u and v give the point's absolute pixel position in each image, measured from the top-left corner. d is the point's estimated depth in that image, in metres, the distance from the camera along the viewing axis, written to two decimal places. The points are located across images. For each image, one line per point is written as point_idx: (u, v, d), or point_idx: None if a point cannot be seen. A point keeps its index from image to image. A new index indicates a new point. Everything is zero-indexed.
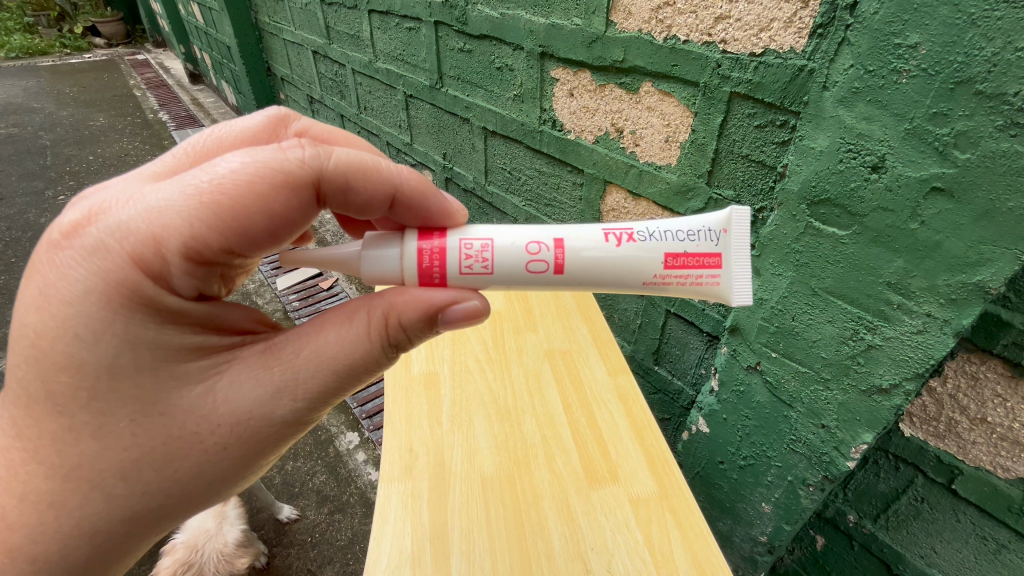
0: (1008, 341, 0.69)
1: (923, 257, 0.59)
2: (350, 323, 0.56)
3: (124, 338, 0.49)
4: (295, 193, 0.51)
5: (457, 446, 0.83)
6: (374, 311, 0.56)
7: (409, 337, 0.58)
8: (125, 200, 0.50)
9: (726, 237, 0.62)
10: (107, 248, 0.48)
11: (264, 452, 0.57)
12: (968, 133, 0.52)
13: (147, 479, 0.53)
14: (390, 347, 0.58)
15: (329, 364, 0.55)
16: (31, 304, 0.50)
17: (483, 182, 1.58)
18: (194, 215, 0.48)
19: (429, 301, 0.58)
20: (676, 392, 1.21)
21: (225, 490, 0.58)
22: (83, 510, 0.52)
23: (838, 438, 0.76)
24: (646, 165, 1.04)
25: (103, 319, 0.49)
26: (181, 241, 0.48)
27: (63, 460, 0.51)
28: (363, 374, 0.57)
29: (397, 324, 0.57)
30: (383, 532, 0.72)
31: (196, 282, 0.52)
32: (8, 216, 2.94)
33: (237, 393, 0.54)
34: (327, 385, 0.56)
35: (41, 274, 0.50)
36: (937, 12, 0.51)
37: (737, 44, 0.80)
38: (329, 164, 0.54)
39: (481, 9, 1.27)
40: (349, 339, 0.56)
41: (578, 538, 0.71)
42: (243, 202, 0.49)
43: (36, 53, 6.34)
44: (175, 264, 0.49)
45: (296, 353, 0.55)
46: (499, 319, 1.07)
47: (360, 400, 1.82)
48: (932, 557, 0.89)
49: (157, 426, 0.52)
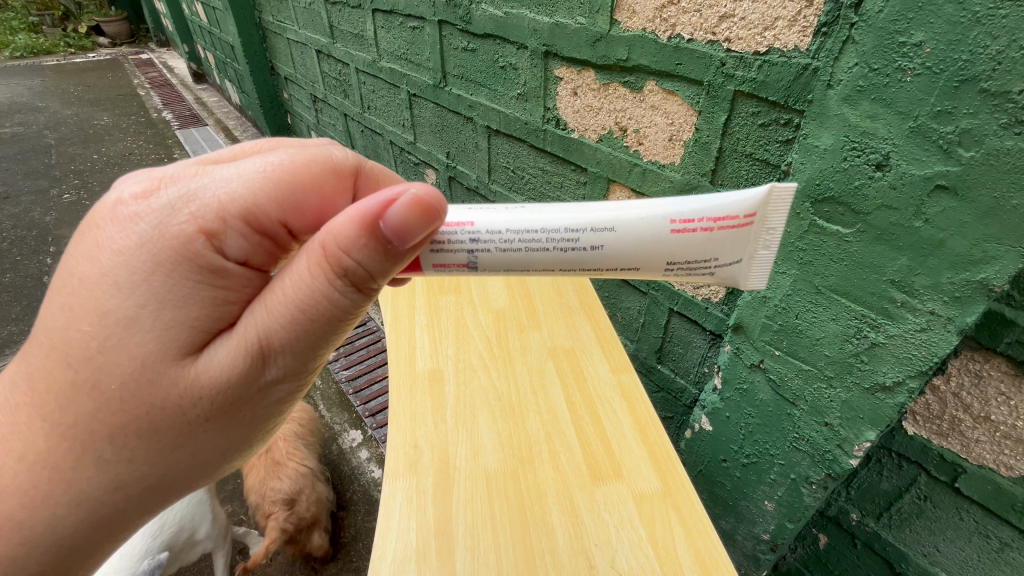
0: (1012, 339, 0.69)
1: (927, 255, 0.59)
2: (290, 267, 0.52)
3: (160, 293, 0.50)
4: (343, 179, 0.59)
5: (462, 442, 0.83)
6: (310, 249, 0.51)
7: (355, 260, 0.51)
8: (192, 171, 0.53)
9: None
10: (174, 210, 0.50)
11: (258, 415, 0.58)
12: (973, 131, 0.52)
13: (133, 447, 0.53)
14: (338, 276, 0.51)
15: (282, 314, 0.52)
16: (86, 252, 0.51)
17: (487, 181, 1.59)
18: (258, 182, 0.52)
19: (358, 212, 0.50)
20: (678, 390, 1.22)
21: (212, 467, 0.59)
22: (74, 474, 0.54)
23: (840, 436, 0.77)
24: (648, 164, 1.05)
25: (144, 271, 0.50)
26: (244, 206, 0.52)
27: (61, 419, 0.53)
28: (328, 315, 0.53)
29: (337, 252, 0.50)
30: (388, 528, 0.72)
31: (245, 251, 0.53)
32: (14, 215, 2.96)
33: (207, 369, 0.52)
34: (295, 334, 0.53)
35: (101, 228, 0.51)
36: (942, 10, 0.51)
37: (741, 43, 0.80)
38: (369, 164, 0.63)
39: (486, 9, 1.28)
40: (295, 282, 0.51)
41: (581, 533, 0.72)
42: (303, 175, 0.54)
43: (41, 52, 6.37)
44: (235, 226, 0.52)
45: (253, 315, 0.52)
46: (501, 318, 1.07)
47: (364, 398, 1.83)
48: (934, 556, 0.89)
49: (144, 396, 0.52)
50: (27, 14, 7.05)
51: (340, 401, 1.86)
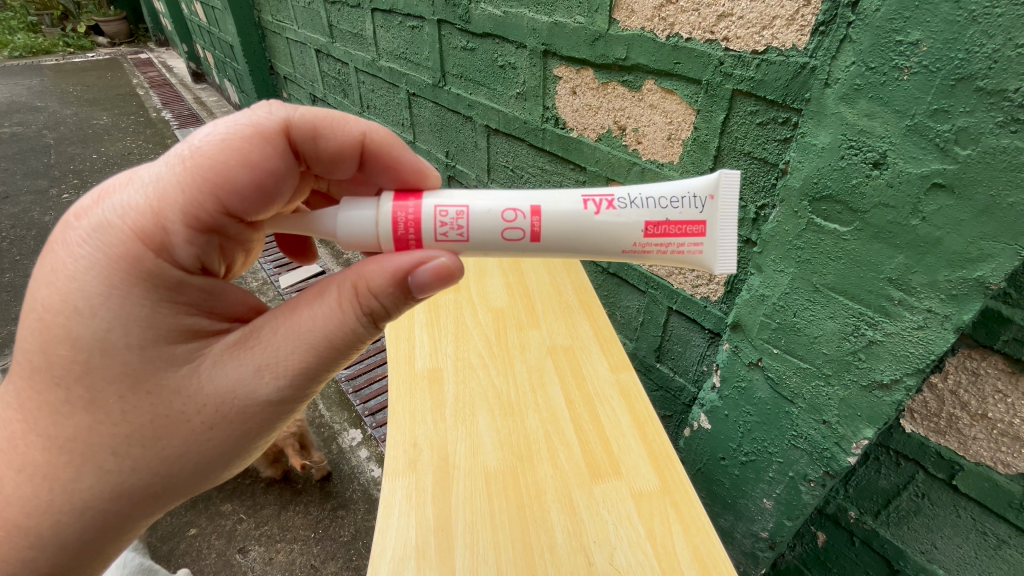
0: (1009, 337, 0.70)
1: (924, 253, 0.59)
2: (323, 298, 0.57)
3: (120, 314, 0.53)
4: (270, 145, 0.58)
5: (461, 440, 0.84)
6: (343, 284, 0.57)
7: (382, 304, 0.57)
8: (125, 182, 0.56)
9: (711, 204, 0.63)
10: (111, 225, 0.53)
11: (254, 435, 0.59)
12: (969, 129, 0.53)
13: (136, 456, 0.55)
14: (365, 315, 0.57)
15: (306, 340, 0.56)
16: (43, 279, 0.54)
17: (486, 180, 1.59)
18: (182, 177, 0.54)
19: (394, 264, 0.57)
20: (677, 389, 1.22)
21: (214, 474, 0.60)
22: (76, 483, 0.55)
23: (838, 433, 0.77)
24: (647, 163, 1.05)
25: (101, 294, 0.53)
26: (178, 207, 0.54)
27: (58, 433, 0.55)
28: (341, 347, 0.58)
29: (366, 293, 0.56)
30: (388, 527, 0.72)
31: (198, 252, 0.56)
32: (14, 215, 2.96)
33: (221, 372, 0.56)
34: (310, 360, 0.57)
35: (55, 253, 0.55)
36: (938, 9, 0.51)
37: (739, 42, 0.81)
38: (292, 119, 0.62)
39: (484, 8, 1.28)
40: (324, 313, 0.56)
41: (581, 530, 0.72)
42: (221, 156, 0.55)
43: (41, 52, 6.36)
44: (176, 231, 0.54)
45: (274, 333, 0.57)
46: (501, 316, 1.07)
47: (364, 397, 1.83)
48: (932, 553, 0.89)
49: (146, 405, 0.54)
50: (27, 13, 7.03)
51: (340, 401, 1.86)
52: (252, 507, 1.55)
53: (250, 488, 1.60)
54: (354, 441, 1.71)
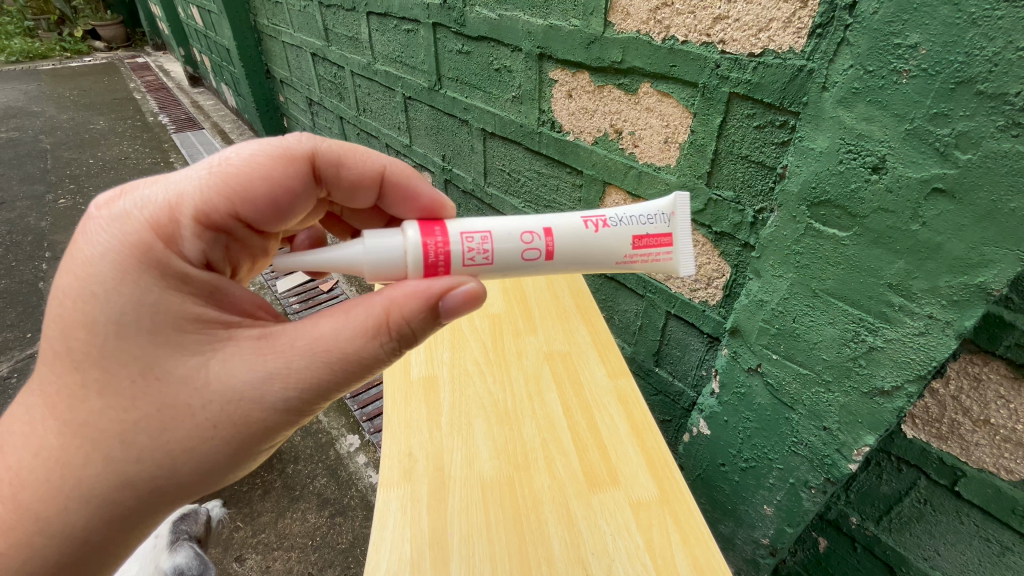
0: (1011, 342, 0.69)
1: (925, 258, 0.58)
2: (346, 317, 0.56)
3: (131, 298, 0.52)
4: (294, 166, 0.60)
5: (457, 450, 0.82)
6: (369, 304, 0.56)
7: (410, 329, 0.57)
8: (150, 180, 0.57)
9: (675, 219, 0.65)
10: (127, 216, 0.54)
11: (258, 441, 0.57)
12: (969, 133, 0.52)
13: (143, 444, 0.53)
14: (390, 341, 0.57)
15: (324, 356, 0.55)
16: (61, 268, 0.54)
17: (483, 184, 1.58)
18: (205, 181, 0.55)
19: (429, 290, 0.57)
20: (676, 394, 1.21)
21: (219, 478, 0.57)
22: (84, 470, 0.53)
23: (839, 439, 0.76)
24: (644, 166, 1.04)
25: (114, 279, 0.52)
26: (193, 205, 0.55)
27: (73, 418, 0.53)
28: (359, 367, 0.57)
29: (394, 316, 0.56)
30: (383, 538, 0.71)
31: (204, 248, 0.56)
32: (8, 220, 2.94)
33: (230, 368, 0.54)
34: (322, 376, 0.55)
35: (72, 241, 0.55)
36: (938, 11, 0.51)
37: (736, 44, 0.80)
38: (320, 148, 0.63)
39: (479, 11, 1.27)
40: (345, 333, 0.55)
41: (578, 541, 0.71)
42: (245, 167, 0.56)
43: (36, 56, 6.33)
44: (187, 227, 0.55)
45: (291, 342, 0.55)
46: (498, 321, 1.07)
47: (360, 403, 1.82)
48: (935, 559, 0.88)
49: (154, 392, 0.53)
50: (22, 18, 7.01)
51: (338, 407, 1.85)
52: (249, 513, 1.53)
53: (248, 494, 1.59)
54: (354, 442, 1.73)
